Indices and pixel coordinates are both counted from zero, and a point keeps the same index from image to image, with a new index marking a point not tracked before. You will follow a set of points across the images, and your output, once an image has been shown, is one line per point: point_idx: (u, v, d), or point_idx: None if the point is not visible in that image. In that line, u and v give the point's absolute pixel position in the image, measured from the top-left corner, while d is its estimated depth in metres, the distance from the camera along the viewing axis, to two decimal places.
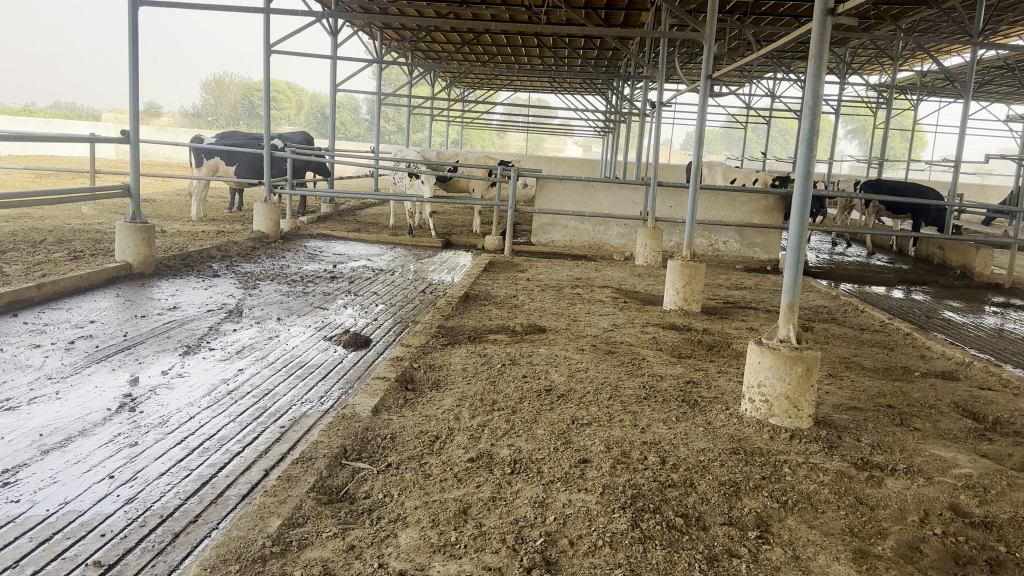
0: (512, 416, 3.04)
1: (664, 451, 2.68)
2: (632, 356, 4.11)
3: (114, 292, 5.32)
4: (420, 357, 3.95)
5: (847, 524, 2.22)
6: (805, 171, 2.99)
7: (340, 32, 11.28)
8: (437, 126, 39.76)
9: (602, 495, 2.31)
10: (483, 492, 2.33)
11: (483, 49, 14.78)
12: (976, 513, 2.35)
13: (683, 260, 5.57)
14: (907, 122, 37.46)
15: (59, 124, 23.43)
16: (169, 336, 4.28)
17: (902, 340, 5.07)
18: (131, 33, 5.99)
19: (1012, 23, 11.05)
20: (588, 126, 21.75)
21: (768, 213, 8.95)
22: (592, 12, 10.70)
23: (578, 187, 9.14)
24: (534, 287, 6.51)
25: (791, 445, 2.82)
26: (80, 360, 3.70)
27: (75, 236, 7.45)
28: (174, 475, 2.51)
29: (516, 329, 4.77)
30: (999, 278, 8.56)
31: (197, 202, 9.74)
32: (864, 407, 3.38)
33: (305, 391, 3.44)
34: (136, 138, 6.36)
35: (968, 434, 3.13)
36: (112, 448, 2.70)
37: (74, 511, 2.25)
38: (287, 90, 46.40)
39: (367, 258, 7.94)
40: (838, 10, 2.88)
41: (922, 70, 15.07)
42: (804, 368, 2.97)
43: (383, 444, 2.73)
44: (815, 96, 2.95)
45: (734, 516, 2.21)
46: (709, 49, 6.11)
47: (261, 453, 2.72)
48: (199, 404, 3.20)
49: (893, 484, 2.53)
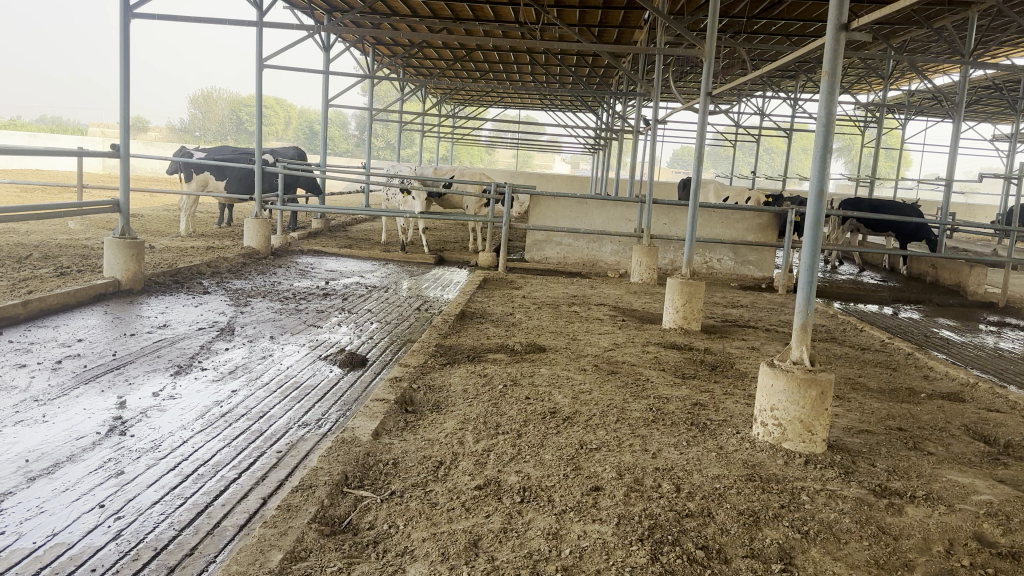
0: (518, 441, 2.94)
1: (678, 478, 2.59)
2: (635, 377, 4.03)
3: (102, 309, 5.18)
4: (419, 377, 3.85)
5: (872, 556, 2.14)
6: (819, 189, 2.92)
7: (333, 47, 11.25)
8: (427, 143, 39.97)
9: (618, 526, 2.21)
10: (493, 522, 2.23)
11: (475, 65, 14.77)
12: (1002, 544, 2.27)
13: (683, 278, 5.52)
14: (893, 141, 37.93)
15: (45, 138, 23.20)
16: (159, 355, 4.15)
17: (904, 359, 5.03)
18: (123, 45, 5.90)
19: (1001, 44, 11.18)
20: (578, 144, 21.87)
21: (763, 231, 8.95)
22: (586, 29, 10.72)
23: (573, 204, 9.10)
24: (530, 304, 6.43)
25: (806, 471, 2.74)
26: (68, 381, 3.57)
27: (61, 251, 7.29)
28: (168, 504, 2.39)
29: (516, 348, 4.68)
30: (993, 297, 8.57)
31: (186, 217, 9.61)
32: (875, 430, 3.31)
33: (301, 413, 3.32)
34: (125, 152, 6.23)
35: (982, 458, 3.07)
36: (102, 475, 2.58)
37: (61, 544, 2.12)
38: (276, 107, 46.42)
39: (360, 274, 7.83)
40: (852, 24, 2.85)
41: (910, 89, 15.28)
42: (817, 391, 2.90)
43: (385, 470, 2.62)
44: (828, 112, 2.90)
45: (756, 549, 2.12)
46: (708, 66, 6.01)
47: (258, 481, 2.60)
48: (192, 427, 3.08)
49: (914, 512, 2.45)
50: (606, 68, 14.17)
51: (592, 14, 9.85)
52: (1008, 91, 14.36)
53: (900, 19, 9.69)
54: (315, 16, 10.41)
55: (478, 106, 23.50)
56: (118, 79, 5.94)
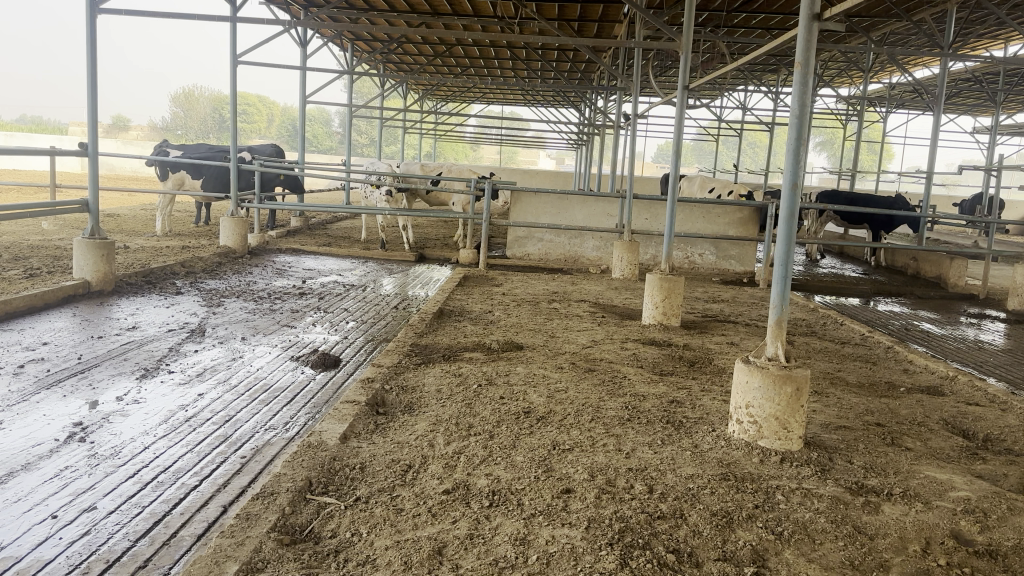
0: (490, 442, 2.87)
1: (651, 478, 2.53)
2: (613, 374, 3.97)
3: (70, 311, 5.05)
4: (392, 378, 3.76)
5: (846, 557, 2.09)
6: (792, 182, 2.88)
7: (310, 43, 11.10)
8: (411, 139, 39.96)
9: (587, 530, 2.16)
10: (459, 528, 2.16)
11: (456, 61, 14.69)
12: (979, 541, 2.24)
13: (661, 274, 5.47)
14: (875, 135, 38.32)
15: (21, 137, 22.82)
16: (126, 357, 4.04)
17: (884, 352, 5.01)
18: (89, 39, 5.74)
19: (979, 37, 11.24)
20: (562, 139, 21.81)
21: (744, 225, 8.92)
22: (566, 23, 10.65)
23: (554, 199, 9.04)
24: (510, 301, 6.37)
25: (782, 470, 2.70)
26: (29, 386, 3.44)
27: (31, 253, 7.13)
28: (124, 513, 2.28)
29: (492, 347, 4.61)
30: (974, 289, 8.60)
31: (162, 217, 9.44)
32: (852, 426, 3.27)
33: (269, 417, 3.23)
34: (95, 150, 6.07)
35: (961, 453, 3.04)
36: (57, 484, 2.46)
37: (9, 557, 2.00)
38: (257, 105, 45.98)
39: (338, 273, 7.72)
40: (824, 15, 2.81)
41: (891, 82, 15.36)
42: (793, 388, 2.86)
43: (351, 475, 2.54)
44: (802, 105, 2.86)
45: (728, 551, 2.07)
46: (686, 59, 5.92)
47: (219, 487, 2.50)
48: (155, 433, 2.97)
49: (890, 510, 2.41)
50: (587, 63, 14.15)
51: (571, 8, 9.80)
52: (987, 83, 14.47)
53: (879, 11, 9.70)
54: (292, 13, 10.26)
55: (461, 103, 23.39)
56: (85, 73, 5.78)
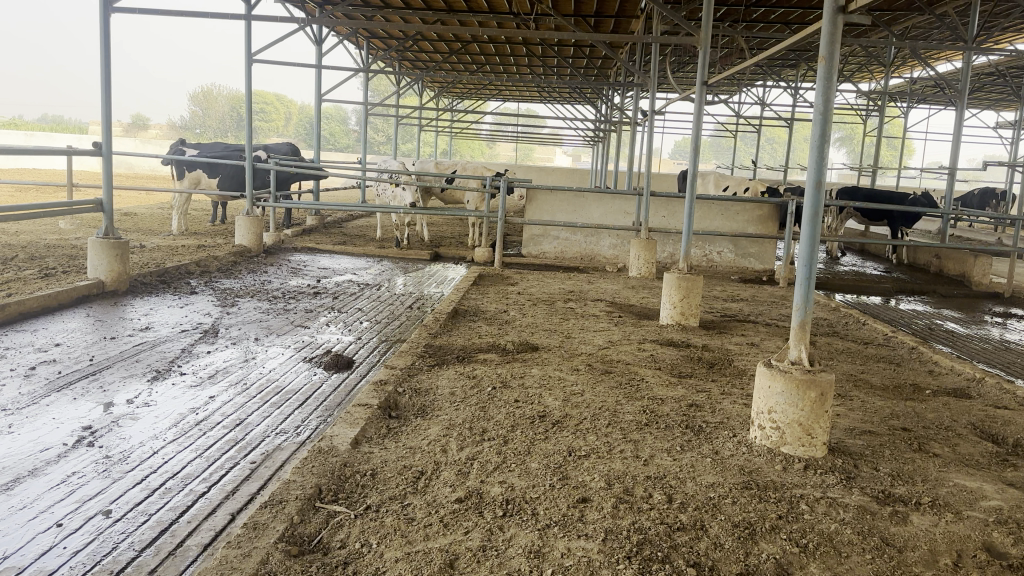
0: (504, 448, 2.81)
1: (671, 487, 2.45)
2: (629, 377, 3.88)
3: (84, 312, 5.05)
4: (405, 380, 3.71)
5: (874, 570, 2.01)
6: (816, 179, 2.77)
7: (325, 41, 11.07)
8: (426, 136, 40.05)
9: (604, 542, 2.08)
10: (472, 540, 2.10)
11: (472, 58, 14.65)
12: (1014, 555, 2.13)
13: (679, 273, 5.37)
14: (894, 129, 37.71)
15: (41, 137, 23.15)
16: (138, 359, 4.02)
17: (908, 353, 4.89)
18: (103, 39, 5.74)
19: (1005, 29, 10.99)
20: (579, 135, 21.66)
21: (763, 222, 8.77)
22: (581, 19, 10.55)
23: (570, 197, 8.94)
24: (526, 301, 6.29)
25: (806, 478, 2.61)
26: (40, 388, 3.43)
27: (48, 252, 7.17)
28: (130, 521, 2.24)
29: (506, 348, 4.54)
30: (999, 288, 8.39)
31: (178, 216, 9.45)
32: (877, 431, 3.17)
33: (280, 420, 3.20)
34: (110, 150, 6.08)
35: (991, 460, 2.92)
36: (63, 490, 2.43)
37: (12, 567, 1.97)
38: (275, 104, 46.22)
39: (353, 272, 7.69)
40: (850, 7, 2.70)
41: (912, 76, 15.11)
42: (817, 393, 2.76)
43: (362, 482, 2.49)
44: (826, 101, 2.76)
45: (750, 564, 1.99)
46: (705, 52, 5.77)
47: (227, 495, 2.46)
48: (165, 437, 2.94)
49: (919, 521, 2.31)
50: (603, 59, 14.04)
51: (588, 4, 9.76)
52: (1012, 77, 14.14)
53: (901, 5, 9.51)
54: (307, 11, 10.26)
55: (477, 100, 23.33)
56: (99, 74, 5.78)
